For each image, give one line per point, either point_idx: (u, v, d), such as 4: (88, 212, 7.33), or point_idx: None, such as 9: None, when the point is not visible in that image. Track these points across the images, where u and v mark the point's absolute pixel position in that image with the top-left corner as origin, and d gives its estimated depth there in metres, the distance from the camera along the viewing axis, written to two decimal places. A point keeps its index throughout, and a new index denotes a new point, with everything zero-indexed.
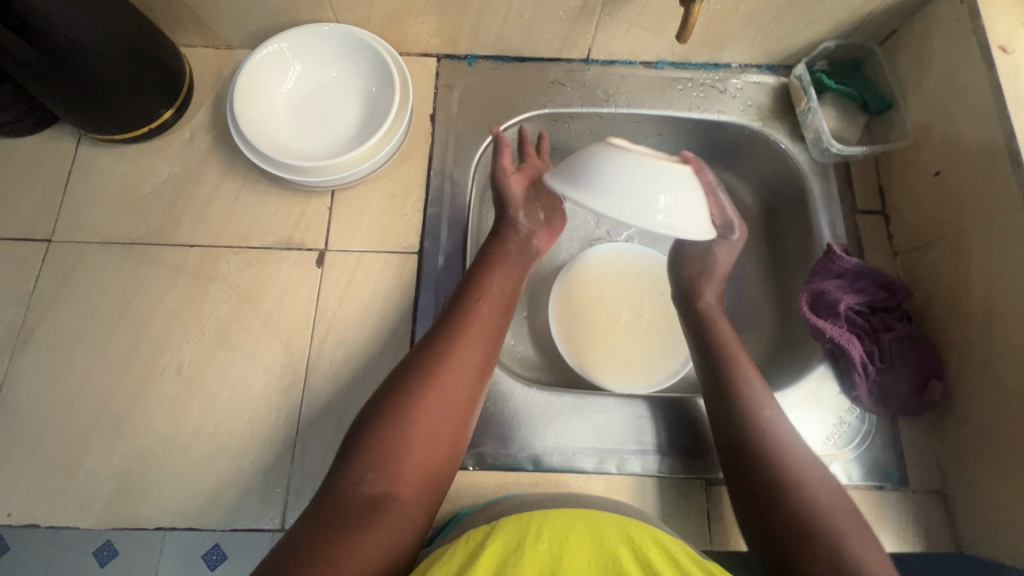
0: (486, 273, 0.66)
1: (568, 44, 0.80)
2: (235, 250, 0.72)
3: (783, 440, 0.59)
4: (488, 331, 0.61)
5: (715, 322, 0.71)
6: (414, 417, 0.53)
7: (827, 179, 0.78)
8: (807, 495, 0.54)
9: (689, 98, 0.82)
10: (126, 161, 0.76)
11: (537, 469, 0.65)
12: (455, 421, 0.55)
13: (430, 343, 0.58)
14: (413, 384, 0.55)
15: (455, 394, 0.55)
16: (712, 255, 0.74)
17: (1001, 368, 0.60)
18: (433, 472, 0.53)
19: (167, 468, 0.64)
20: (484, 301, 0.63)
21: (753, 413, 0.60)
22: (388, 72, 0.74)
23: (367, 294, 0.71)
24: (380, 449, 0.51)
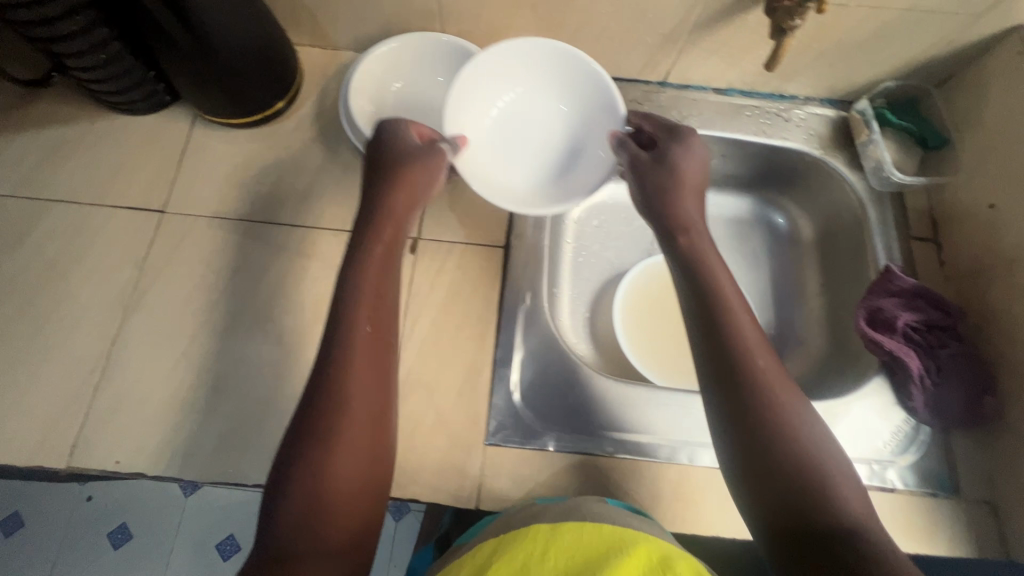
0: (354, 277, 0.58)
1: (648, 67, 0.86)
2: (335, 232, 0.78)
3: (778, 413, 0.52)
4: (380, 359, 0.55)
5: (702, 253, 0.61)
6: (328, 468, 0.48)
7: (883, 206, 0.84)
8: (786, 461, 0.49)
9: (756, 124, 0.89)
10: (236, 144, 0.82)
11: (613, 455, 0.69)
12: (369, 463, 0.51)
13: (320, 374, 0.52)
14: (315, 424, 0.50)
15: (363, 438, 0.51)
16: (681, 200, 0.66)
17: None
18: (357, 516, 0.49)
19: (266, 429, 0.68)
20: (363, 319, 0.55)
21: (747, 373, 0.53)
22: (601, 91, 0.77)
23: (455, 281, 0.76)
24: (296, 501, 0.47)
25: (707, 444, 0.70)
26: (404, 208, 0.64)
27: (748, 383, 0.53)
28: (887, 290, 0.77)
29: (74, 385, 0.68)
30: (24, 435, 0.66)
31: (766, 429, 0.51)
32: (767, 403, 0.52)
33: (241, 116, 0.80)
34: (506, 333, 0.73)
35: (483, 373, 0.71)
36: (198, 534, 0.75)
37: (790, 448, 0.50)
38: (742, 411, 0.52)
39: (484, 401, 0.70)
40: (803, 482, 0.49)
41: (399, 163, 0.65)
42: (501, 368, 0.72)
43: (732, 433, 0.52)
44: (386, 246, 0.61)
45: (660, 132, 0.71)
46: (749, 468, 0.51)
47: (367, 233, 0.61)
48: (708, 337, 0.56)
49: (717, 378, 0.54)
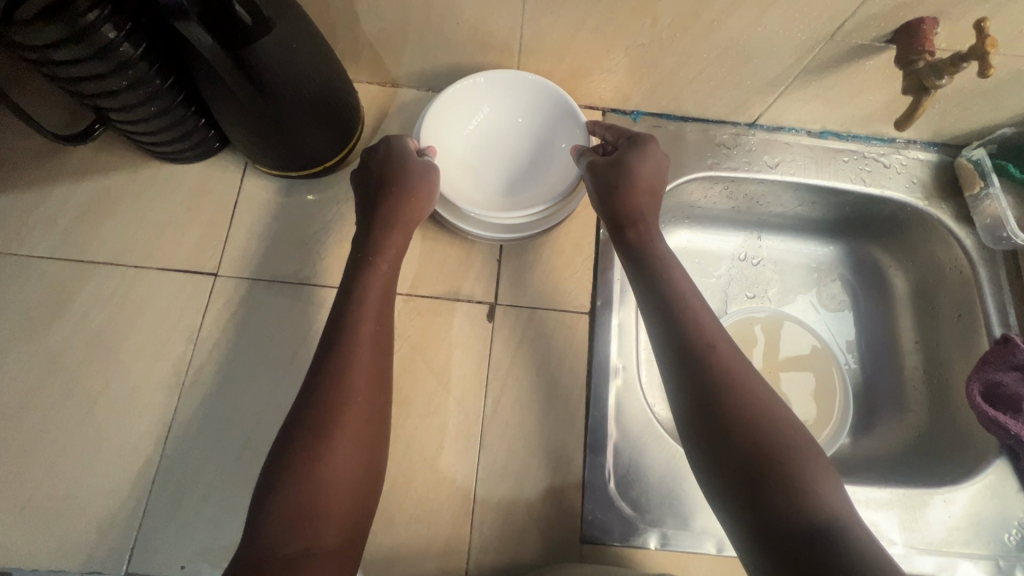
0: (361, 290, 0.55)
1: (739, 109, 0.79)
2: (405, 297, 0.71)
3: (754, 413, 0.48)
4: (379, 361, 0.53)
5: (658, 249, 0.58)
6: (321, 463, 0.47)
7: (995, 266, 0.77)
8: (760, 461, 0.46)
9: (853, 170, 0.82)
10: (294, 196, 0.75)
11: (722, 553, 0.63)
12: (364, 463, 0.49)
13: (323, 369, 0.51)
14: (322, 416, 0.48)
15: (363, 435, 0.50)
16: (635, 167, 0.61)
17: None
18: (348, 520, 0.47)
19: None
20: (369, 318, 0.54)
21: (715, 367, 0.51)
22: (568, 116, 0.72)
23: (538, 351, 0.69)
24: (289, 501, 0.45)
25: None
26: (413, 217, 0.61)
27: (721, 378, 0.50)
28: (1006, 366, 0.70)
29: (131, 477, 0.62)
30: (80, 535, 0.60)
31: (739, 426, 0.48)
32: (743, 398, 0.49)
33: (301, 168, 0.72)
34: (597, 414, 0.67)
35: (574, 458, 0.65)
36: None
37: (764, 446, 0.46)
38: (714, 407, 0.49)
39: (577, 491, 0.64)
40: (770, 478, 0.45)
41: (398, 173, 0.61)
42: (593, 453, 0.65)
43: (701, 434, 0.49)
44: (391, 261, 0.58)
45: (620, 142, 0.65)
46: (723, 469, 0.47)
47: (373, 244, 0.58)
48: (675, 336, 0.53)
49: (684, 375, 0.51)
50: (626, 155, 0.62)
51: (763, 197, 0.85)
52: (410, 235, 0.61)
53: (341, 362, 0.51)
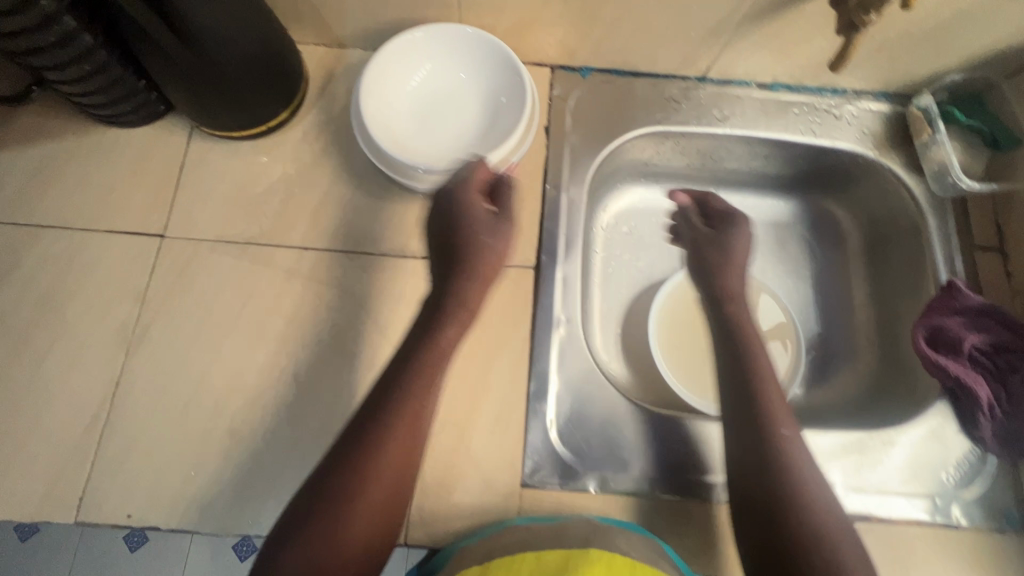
0: (454, 311, 0.54)
1: (688, 62, 0.79)
2: (351, 255, 0.72)
3: (816, 497, 0.52)
4: (434, 377, 0.52)
5: (747, 324, 0.63)
6: (355, 504, 0.46)
7: (945, 214, 0.77)
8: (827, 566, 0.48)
9: (803, 123, 0.81)
10: (240, 158, 0.75)
11: (659, 495, 0.64)
12: (393, 480, 0.48)
13: (372, 414, 0.49)
14: (358, 432, 0.48)
15: (397, 478, 0.49)
16: (731, 240, 0.67)
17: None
18: (373, 537, 0.47)
19: (286, 476, 0.63)
20: (458, 332, 0.53)
21: (789, 442, 0.55)
22: (511, 67, 0.70)
23: (483, 306, 0.70)
24: (313, 517, 0.46)
25: None
26: (492, 271, 0.56)
27: (789, 465, 0.53)
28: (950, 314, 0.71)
29: (79, 432, 0.63)
30: (30, 487, 0.62)
31: (810, 510, 0.51)
32: (806, 478, 0.53)
33: (246, 129, 0.73)
34: (539, 365, 0.68)
35: (517, 408, 0.66)
36: (240, 544, 0.68)
37: (822, 529, 0.50)
38: (770, 488, 0.52)
39: (518, 439, 0.65)
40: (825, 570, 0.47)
41: (474, 220, 0.56)
42: (535, 402, 0.66)
43: (761, 499, 0.52)
44: (467, 315, 0.54)
45: (715, 213, 0.71)
46: (768, 553, 0.50)
47: (450, 292, 0.54)
48: (749, 415, 0.57)
49: (741, 460, 0.55)
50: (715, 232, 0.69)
51: (717, 153, 0.85)
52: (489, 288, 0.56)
53: (383, 379, 0.51)
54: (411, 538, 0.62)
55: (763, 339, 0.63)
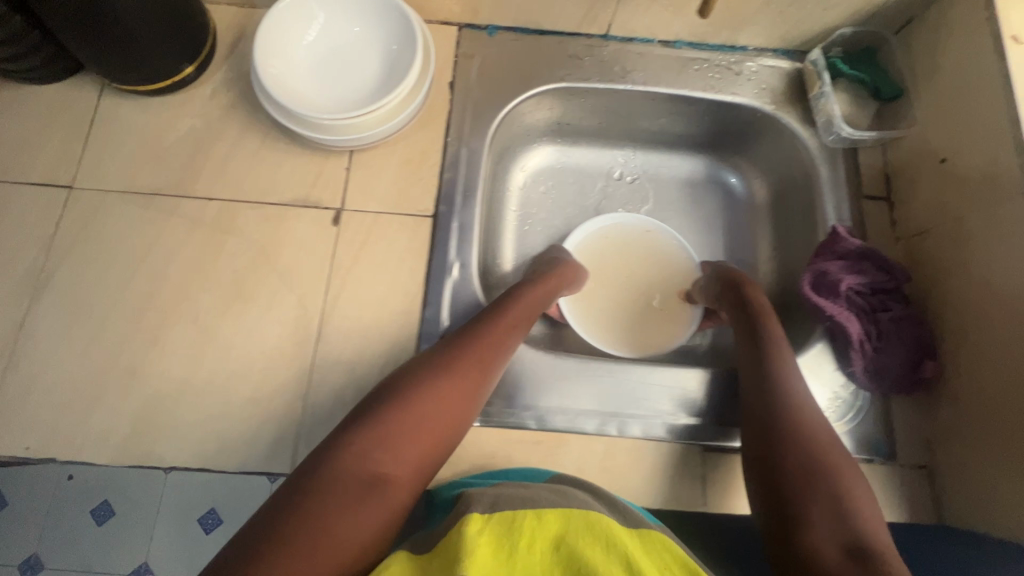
0: (510, 306, 0.65)
1: (588, 19, 0.81)
2: (254, 205, 0.74)
3: (825, 454, 0.56)
4: (503, 349, 0.61)
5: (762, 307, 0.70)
6: (415, 432, 0.52)
7: (836, 164, 0.79)
8: (837, 504, 0.53)
9: (705, 78, 0.83)
10: (148, 114, 0.77)
11: (541, 428, 0.67)
12: (451, 426, 0.55)
13: (433, 364, 0.57)
14: (445, 372, 0.56)
15: (456, 414, 0.55)
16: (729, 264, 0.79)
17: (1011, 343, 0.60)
18: (422, 467, 0.52)
19: (181, 412, 0.66)
20: (513, 324, 0.64)
21: (795, 409, 0.60)
22: (402, 18, 0.73)
23: (381, 253, 0.73)
24: (390, 432, 0.51)
25: (639, 414, 0.68)
26: (548, 293, 0.70)
27: (797, 426, 0.59)
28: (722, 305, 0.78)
29: None
30: None
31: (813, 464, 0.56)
32: (808, 434, 0.58)
33: (150, 83, 0.75)
34: (432, 308, 0.71)
35: (408, 349, 0.69)
36: (206, 515, 0.62)
37: (827, 474, 0.55)
38: (788, 453, 0.57)
39: None
40: (830, 508, 0.52)
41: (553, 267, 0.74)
42: (425, 343, 0.69)
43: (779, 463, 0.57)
44: (519, 322, 0.65)
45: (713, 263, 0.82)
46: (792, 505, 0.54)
47: (499, 306, 0.65)
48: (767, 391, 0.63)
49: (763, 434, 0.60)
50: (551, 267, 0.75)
51: (625, 110, 0.87)
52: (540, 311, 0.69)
53: (479, 342, 0.60)
54: None
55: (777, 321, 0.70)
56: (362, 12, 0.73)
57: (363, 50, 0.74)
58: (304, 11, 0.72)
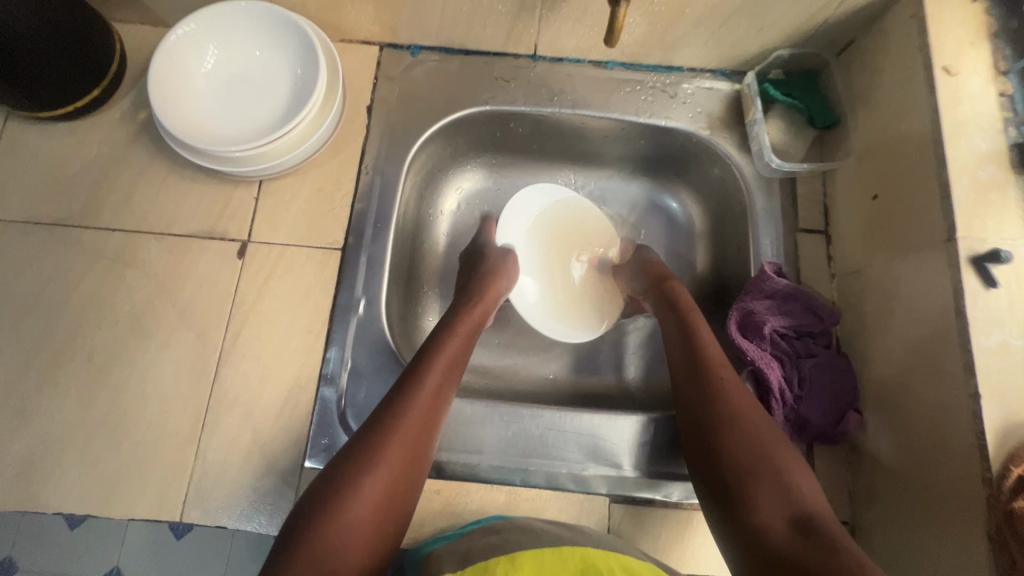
0: (438, 348, 0.61)
1: (512, 39, 0.76)
2: (157, 236, 0.71)
3: (755, 430, 0.57)
4: (434, 401, 0.57)
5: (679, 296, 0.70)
6: (346, 523, 0.49)
7: (771, 196, 0.74)
8: (774, 478, 0.54)
9: (637, 101, 0.78)
10: (54, 139, 0.75)
11: (440, 475, 0.64)
12: (387, 501, 0.51)
13: (359, 443, 0.53)
14: (367, 447, 0.53)
15: (392, 488, 0.52)
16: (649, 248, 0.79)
17: (934, 407, 0.54)
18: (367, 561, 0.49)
19: (71, 454, 0.64)
20: (441, 368, 0.60)
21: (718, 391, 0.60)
22: (307, 41, 0.69)
23: (285, 288, 0.70)
24: (319, 541, 0.47)
25: (546, 462, 0.65)
26: (479, 320, 0.68)
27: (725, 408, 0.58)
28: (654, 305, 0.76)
29: None
30: None
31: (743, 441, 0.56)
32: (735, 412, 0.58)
33: (47, 109, 0.72)
34: (335, 347, 0.68)
35: (307, 390, 0.67)
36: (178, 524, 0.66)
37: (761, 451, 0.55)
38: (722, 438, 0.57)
39: (305, 421, 0.66)
40: (769, 483, 0.53)
41: (490, 280, 0.72)
42: (326, 385, 0.67)
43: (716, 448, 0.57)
44: (450, 364, 0.61)
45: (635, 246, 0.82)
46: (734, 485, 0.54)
47: (428, 350, 0.61)
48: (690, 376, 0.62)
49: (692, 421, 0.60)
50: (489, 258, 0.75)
51: (557, 133, 0.83)
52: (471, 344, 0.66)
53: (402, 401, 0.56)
54: (188, 515, 0.63)
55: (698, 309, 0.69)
56: (268, 35, 0.70)
57: (269, 75, 0.71)
58: (205, 38, 0.69)
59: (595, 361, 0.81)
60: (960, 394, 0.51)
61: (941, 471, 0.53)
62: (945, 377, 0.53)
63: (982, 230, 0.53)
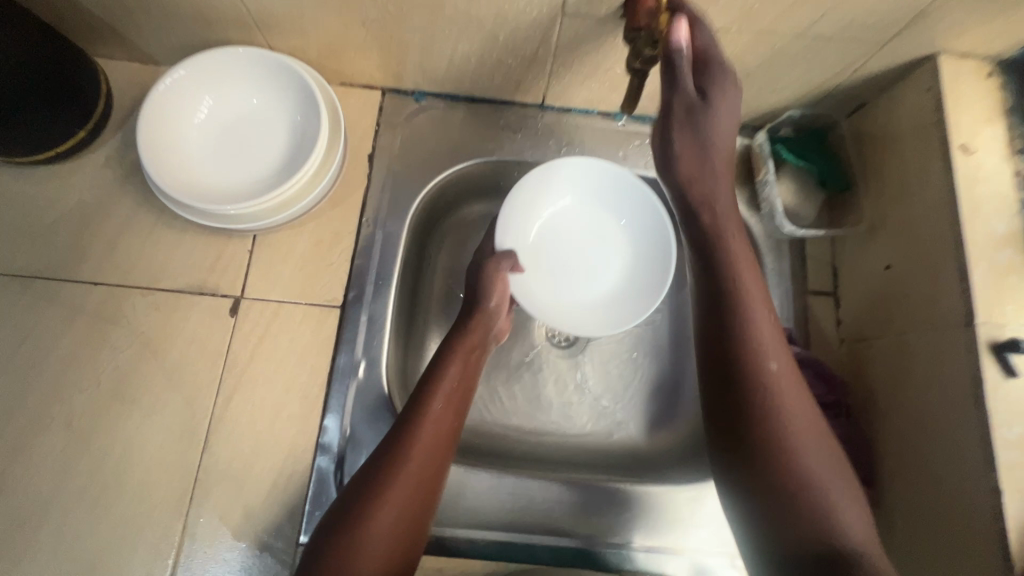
0: (442, 366, 0.58)
1: (520, 89, 0.74)
2: (143, 291, 0.67)
3: (801, 438, 0.49)
4: (445, 424, 0.55)
5: (731, 253, 0.55)
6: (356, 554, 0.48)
7: (781, 256, 0.73)
8: (810, 501, 0.47)
9: (646, 155, 0.77)
10: (31, 184, 0.70)
11: (443, 553, 0.62)
12: (403, 528, 0.50)
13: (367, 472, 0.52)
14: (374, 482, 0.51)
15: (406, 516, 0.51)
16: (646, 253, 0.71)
17: (950, 493, 0.54)
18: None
19: (47, 529, 0.60)
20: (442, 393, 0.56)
21: (764, 390, 0.50)
22: (309, 92, 0.66)
23: (280, 349, 0.66)
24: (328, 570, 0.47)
25: (552, 537, 0.64)
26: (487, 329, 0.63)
27: (768, 408, 0.50)
28: (716, 104, 0.53)
29: None
30: None
31: (781, 450, 0.49)
32: (780, 417, 0.49)
33: (28, 155, 0.68)
34: (333, 413, 0.65)
35: (304, 460, 0.63)
36: None
37: (806, 468, 0.48)
38: (752, 447, 0.49)
39: (300, 493, 0.62)
40: (807, 506, 0.47)
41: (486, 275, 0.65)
42: (322, 453, 0.64)
43: (740, 457, 0.50)
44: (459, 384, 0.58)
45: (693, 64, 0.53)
46: (759, 497, 0.49)
47: (431, 372, 0.58)
48: (721, 368, 0.52)
49: (725, 420, 0.52)
50: (479, 259, 0.68)
51: None
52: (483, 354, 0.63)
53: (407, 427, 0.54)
54: None
55: (757, 271, 0.55)
56: (267, 85, 0.67)
57: (267, 126, 0.68)
58: (199, 86, 0.66)
59: (601, 420, 0.78)
60: (979, 486, 0.51)
61: (954, 559, 0.53)
62: (962, 466, 0.53)
63: (1001, 316, 0.53)
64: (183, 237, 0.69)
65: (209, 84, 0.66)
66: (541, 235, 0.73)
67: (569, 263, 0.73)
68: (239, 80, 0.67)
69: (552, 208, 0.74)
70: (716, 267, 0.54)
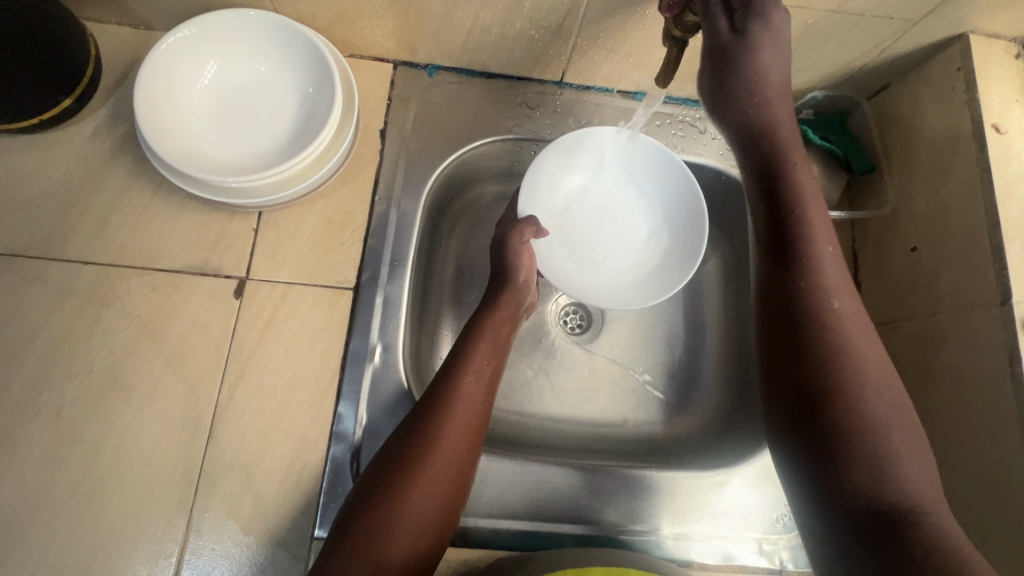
0: (473, 340, 0.61)
1: (540, 64, 0.71)
2: (139, 272, 0.62)
3: (865, 374, 0.48)
4: (482, 393, 0.58)
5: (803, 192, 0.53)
6: (399, 513, 0.50)
7: None
8: (873, 446, 0.46)
9: (667, 135, 0.75)
10: (12, 155, 0.64)
11: (465, 544, 0.60)
12: (443, 491, 0.52)
13: (403, 439, 0.54)
14: (413, 447, 0.53)
15: (445, 479, 0.53)
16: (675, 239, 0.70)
17: (982, 470, 0.54)
18: (421, 544, 0.51)
19: (37, 526, 0.55)
20: (474, 367, 0.58)
21: (830, 326, 0.49)
22: (319, 59, 0.62)
23: (290, 333, 0.62)
24: (370, 526, 0.49)
25: (577, 525, 0.62)
26: (514, 308, 0.65)
27: (835, 343, 0.49)
28: (770, 34, 0.51)
29: None
30: None
31: (846, 388, 0.47)
32: (847, 356, 0.48)
33: (8, 123, 0.62)
34: (347, 401, 0.61)
35: (317, 447, 0.60)
36: None
37: (869, 404, 0.47)
38: (817, 384, 0.48)
39: (314, 483, 0.59)
40: (871, 447, 0.46)
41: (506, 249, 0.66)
42: (337, 441, 0.60)
43: (804, 395, 0.49)
44: (491, 358, 0.61)
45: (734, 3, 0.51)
46: (819, 439, 0.48)
47: (462, 346, 0.60)
48: (786, 308, 0.51)
49: (788, 357, 0.50)
50: (503, 233, 0.68)
51: None
52: (510, 330, 0.65)
53: (443, 396, 0.56)
54: None
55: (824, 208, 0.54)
56: (275, 52, 0.63)
57: (274, 96, 0.64)
58: (201, 51, 0.62)
59: (621, 407, 0.76)
60: (1017, 463, 0.51)
61: (985, 534, 0.54)
62: (996, 445, 0.53)
63: None
64: (182, 214, 0.65)
65: (213, 49, 0.62)
66: (570, 208, 0.74)
67: (597, 238, 0.74)
68: (244, 46, 0.63)
69: (585, 186, 0.75)
70: (787, 205, 0.53)
